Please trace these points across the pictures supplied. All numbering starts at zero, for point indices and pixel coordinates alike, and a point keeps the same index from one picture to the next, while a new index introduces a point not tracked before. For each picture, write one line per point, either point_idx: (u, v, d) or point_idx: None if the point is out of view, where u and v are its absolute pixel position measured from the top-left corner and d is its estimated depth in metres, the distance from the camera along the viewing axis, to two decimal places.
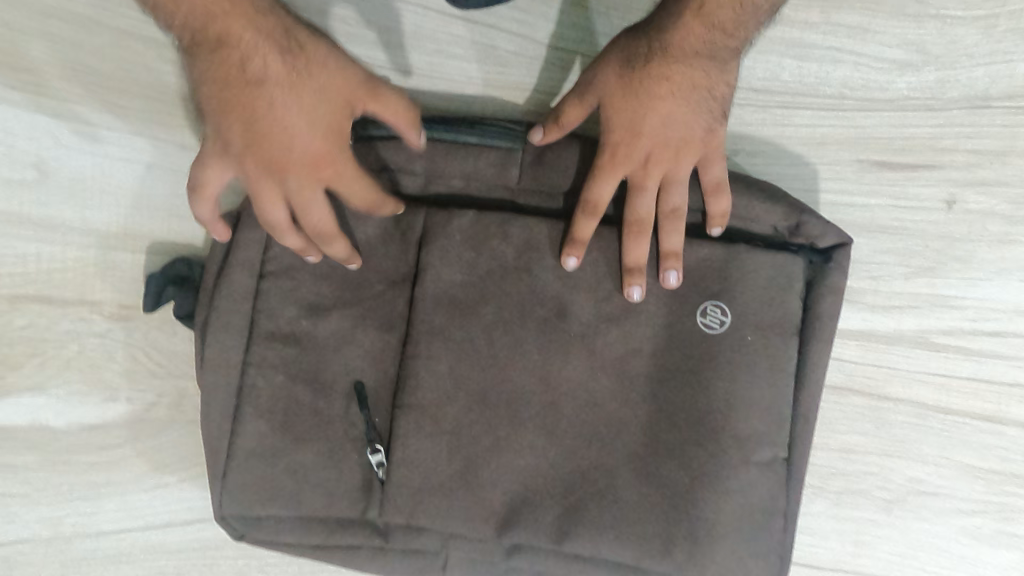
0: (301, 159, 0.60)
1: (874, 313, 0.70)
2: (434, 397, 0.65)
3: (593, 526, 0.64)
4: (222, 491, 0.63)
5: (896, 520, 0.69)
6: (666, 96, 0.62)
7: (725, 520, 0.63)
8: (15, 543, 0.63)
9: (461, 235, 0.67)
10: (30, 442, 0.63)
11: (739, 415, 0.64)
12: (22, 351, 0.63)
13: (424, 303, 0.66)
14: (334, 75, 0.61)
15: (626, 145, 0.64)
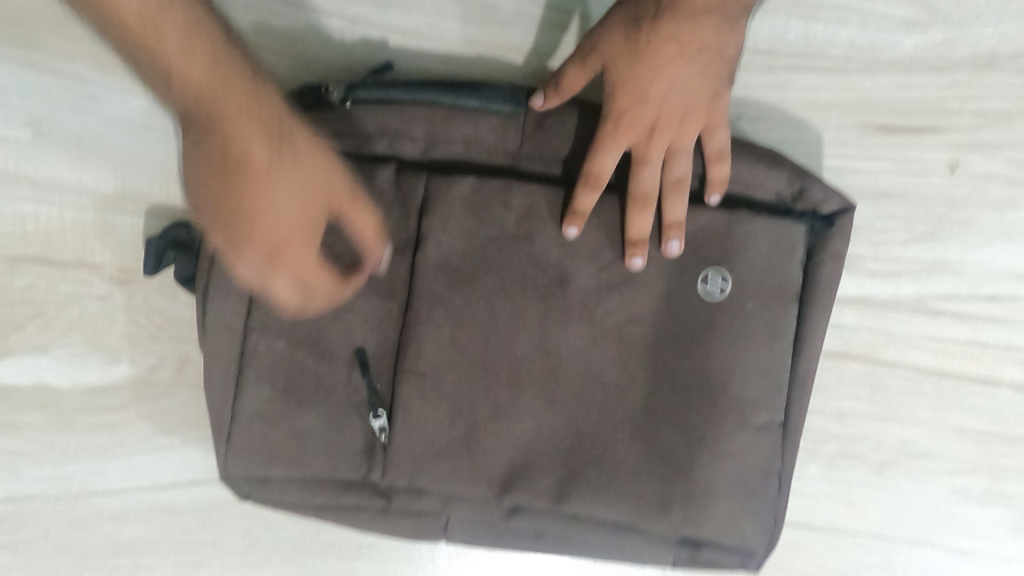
0: (267, 251, 0.57)
1: (873, 279, 0.71)
2: (435, 363, 0.66)
3: (591, 488, 0.65)
4: (228, 453, 0.64)
5: (888, 481, 0.71)
6: (671, 60, 0.62)
7: (721, 482, 0.64)
8: (23, 501, 0.64)
9: (462, 203, 0.67)
10: (34, 403, 0.64)
11: (737, 380, 0.65)
12: (23, 312, 0.63)
13: (425, 271, 0.66)
14: (316, 181, 0.57)
15: (631, 111, 0.63)
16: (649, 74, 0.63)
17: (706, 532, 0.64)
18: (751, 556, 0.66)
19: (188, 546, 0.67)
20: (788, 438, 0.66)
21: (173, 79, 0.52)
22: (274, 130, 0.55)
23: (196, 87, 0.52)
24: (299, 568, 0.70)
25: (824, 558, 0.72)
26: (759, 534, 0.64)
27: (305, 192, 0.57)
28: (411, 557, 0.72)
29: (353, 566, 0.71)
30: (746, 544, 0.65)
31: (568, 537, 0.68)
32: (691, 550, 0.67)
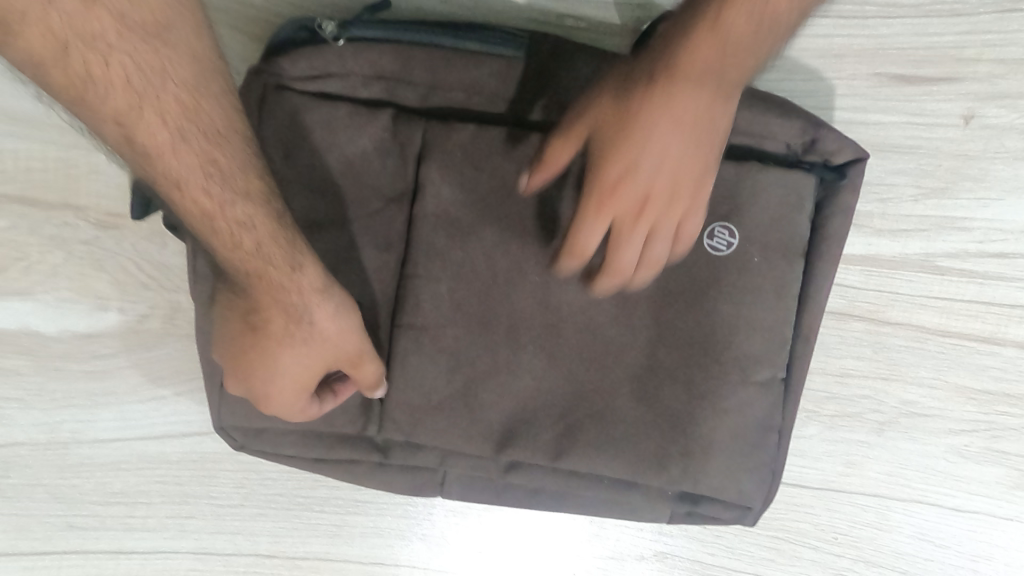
0: (283, 384, 0.55)
1: (880, 236, 0.69)
2: (434, 318, 0.62)
3: (589, 444, 0.61)
4: (221, 403, 0.61)
5: (887, 441, 0.71)
6: (666, 129, 0.50)
7: (721, 437, 0.61)
8: (11, 447, 0.63)
9: (463, 153, 0.62)
10: (21, 347, 0.62)
11: (741, 333, 0.62)
12: (7, 254, 0.61)
13: (424, 223, 0.62)
14: (319, 351, 0.54)
15: (617, 187, 0.52)
16: (638, 146, 0.50)
17: (704, 487, 0.62)
18: (747, 510, 0.64)
19: (181, 497, 0.67)
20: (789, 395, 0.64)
21: (189, 206, 0.45)
22: (303, 286, 0.51)
23: (242, 244, 0.47)
24: (294, 522, 0.69)
25: (821, 518, 0.72)
26: (758, 487, 0.62)
27: (305, 346, 0.54)
28: (407, 513, 0.71)
29: (348, 521, 0.70)
30: (743, 499, 0.63)
31: (565, 493, 0.66)
32: (688, 505, 0.65)
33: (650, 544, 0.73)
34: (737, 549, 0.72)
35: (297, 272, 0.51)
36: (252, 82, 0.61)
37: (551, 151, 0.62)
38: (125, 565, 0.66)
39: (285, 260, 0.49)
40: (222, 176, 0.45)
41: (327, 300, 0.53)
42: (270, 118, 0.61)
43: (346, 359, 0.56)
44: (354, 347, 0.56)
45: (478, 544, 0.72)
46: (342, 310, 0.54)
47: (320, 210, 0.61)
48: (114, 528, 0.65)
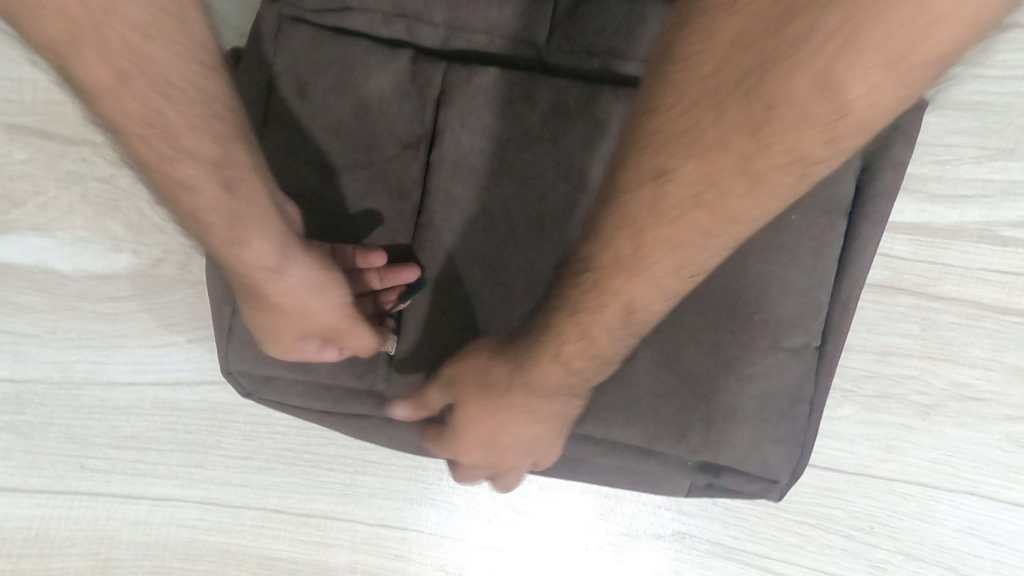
0: (275, 346, 0.52)
1: (934, 203, 0.64)
2: (448, 271, 0.57)
3: (606, 408, 0.57)
4: (227, 345, 0.58)
5: (933, 426, 0.66)
6: (517, 424, 0.50)
7: (745, 406, 0.57)
8: (26, 384, 0.63)
9: (482, 96, 0.58)
10: (38, 284, 0.62)
11: (772, 295, 0.57)
12: (24, 189, 0.60)
13: (441, 170, 0.58)
14: (294, 323, 0.49)
15: (470, 453, 0.53)
16: (490, 431, 0.51)
17: (726, 457, 0.57)
18: (773, 485, 0.59)
19: (191, 446, 0.66)
20: (823, 365, 0.58)
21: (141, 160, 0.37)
22: (262, 260, 0.43)
23: (194, 210, 0.39)
24: (301, 479, 0.68)
25: (855, 505, 0.67)
26: (787, 461, 0.58)
27: (279, 317, 0.48)
28: (417, 477, 0.69)
29: (357, 481, 0.68)
30: (768, 471, 0.58)
31: (577, 461, 0.61)
32: (708, 478, 0.60)
33: (668, 523, 0.69)
34: (762, 533, 0.68)
35: (239, 247, 0.42)
36: (270, 14, 0.59)
37: (576, 99, 0.58)
38: (134, 511, 0.65)
39: (225, 233, 0.40)
40: (163, 131, 0.36)
41: (293, 275, 0.45)
42: (285, 50, 0.58)
43: (325, 332, 0.51)
44: (334, 323, 0.50)
45: (488, 512, 0.69)
46: (313, 285, 0.47)
47: (332, 149, 0.58)
48: (124, 472, 0.65)
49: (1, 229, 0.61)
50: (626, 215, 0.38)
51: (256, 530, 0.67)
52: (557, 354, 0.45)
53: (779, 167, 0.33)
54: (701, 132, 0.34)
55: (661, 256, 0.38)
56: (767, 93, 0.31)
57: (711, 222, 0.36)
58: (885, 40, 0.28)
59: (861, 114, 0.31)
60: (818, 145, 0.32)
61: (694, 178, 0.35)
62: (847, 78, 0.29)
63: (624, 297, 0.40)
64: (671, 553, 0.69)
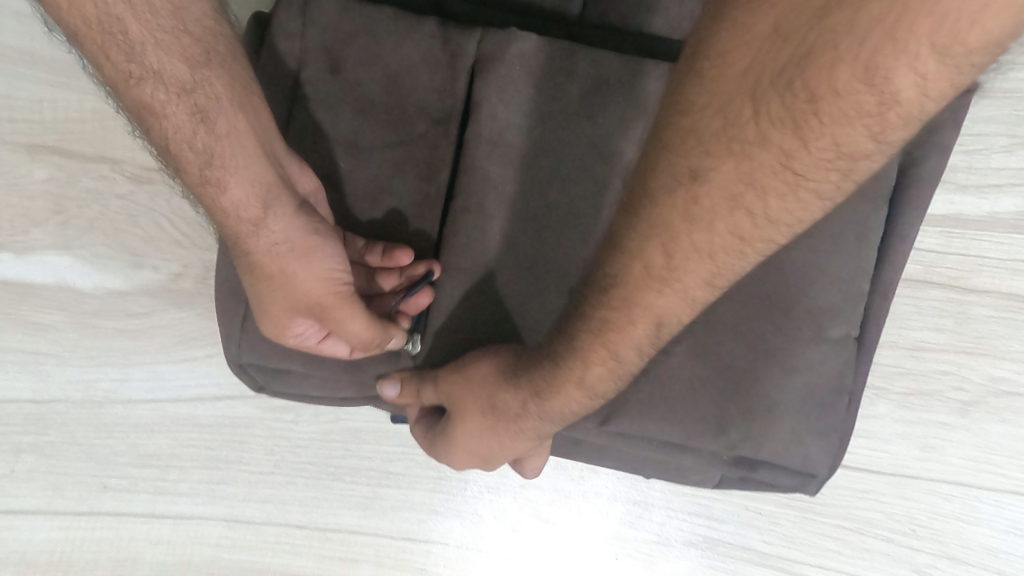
0: (268, 326, 0.47)
1: (964, 195, 0.63)
2: (482, 262, 0.51)
3: (640, 403, 0.53)
4: (240, 335, 0.51)
5: (972, 423, 0.64)
6: (516, 441, 0.48)
7: (786, 400, 0.54)
8: (47, 405, 0.62)
9: (523, 64, 0.51)
10: (57, 302, 0.61)
11: (816, 284, 0.55)
12: (44, 208, 0.60)
13: (476, 148, 0.51)
14: (277, 290, 0.45)
15: (461, 460, 0.51)
16: (488, 445, 0.49)
17: (766, 451, 0.54)
18: (810, 480, 0.56)
19: (213, 463, 0.65)
20: (863, 355, 0.56)
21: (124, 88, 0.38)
22: (243, 204, 0.42)
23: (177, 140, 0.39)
24: (323, 493, 0.66)
25: (893, 507, 0.65)
26: (828, 455, 0.54)
27: (264, 282, 0.44)
28: (440, 487, 0.68)
29: (379, 493, 0.67)
30: (808, 465, 0.54)
31: (607, 448, 0.58)
32: (744, 472, 0.56)
33: (698, 528, 0.67)
34: (797, 538, 0.66)
35: (218, 188, 0.41)
36: None
37: (618, 73, 0.51)
38: (156, 531, 0.64)
39: (200, 166, 0.40)
40: (132, 49, 0.37)
41: (271, 226, 0.43)
42: (314, 19, 0.52)
43: (310, 306, 0.45)
44: (319, 294, 0.45)
45: (514, 521, 0.68)
46: (297, 242, 0.44)
47: (362, 129, 0.52)
48: (146, 491, 0.64)
49: (21, 249, 0.60)
50: (660, 220, 0.35)
51: (279, 547, 0.65)
52: (582, 377, 0.41)
53: (824, 165, 0.29)
54: (740, 129, 0.31)
55: (697, 264, 0.35)
56: (809, 85, 0.28)
57: (748, 227, 0.33)
58: (936, 26, 0.24)
59: (914, 103, 0.26)
60: (867, 139, 0.28)
61: (732, 179, 0.32)
62: (896, 66, 0.25)
63: (655, 311, 0.37)
64: (703, 561, 0.67)
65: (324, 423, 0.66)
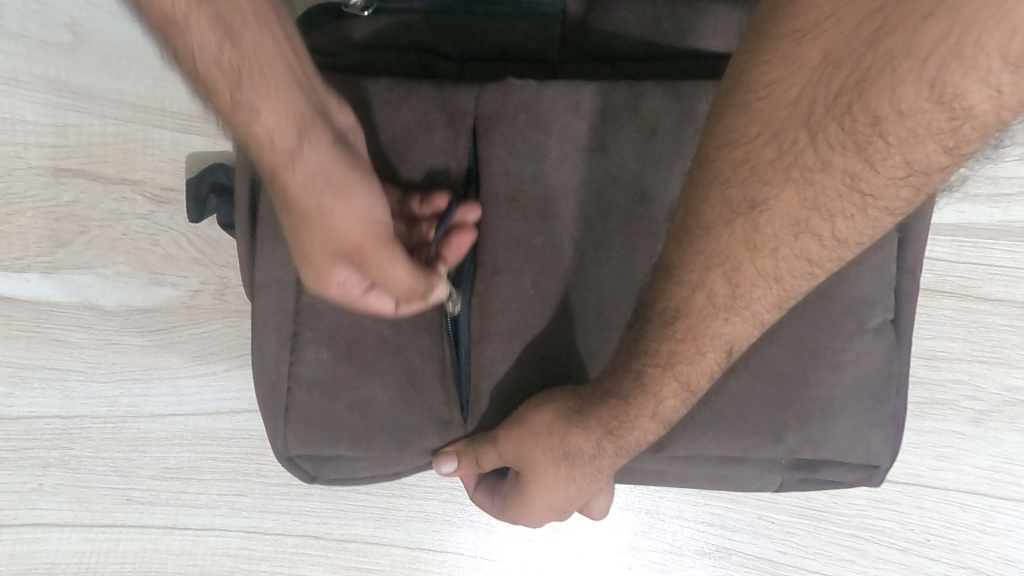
0: (309, 273, 0.47)
1: (974, 204, 0.64)
2: (515, 316, 0.52)
3: (695, 426, 0.52)
4: (287, 426, 0.52)
5: (987, 432, 0.64)
6: (595, 479, 0.49)
7: (843, 423, 0.52)
8: (72, 420, 0.64)
9: (527, 114, 0.52)
10: (82, 320, 0.63)
11: (846, 282, 0.52)
12: (70, 229, 0.62)
13: (493, 206, 0.52)
14: (317, 234, 0.45)
15: (540, 509, 0.52)
16: (568, 491, 0.50)
17: (828, 452, 0.53)
18: (873, 471, 0.54)
19: (232, 475, 0.66)
20: (903, 336, 0.54)
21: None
22: (281, 135, 0.40)
23: (206, 63, 0.36)
24: (340, 504, 0.67)
25: (909, 516, 0.65)
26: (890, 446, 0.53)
27: (305, 227, 0.44)
28: (454, 498, 0.68)
29: (394, 504, 0.68)
30: (869, 458, 0.53)
31: (664, 472, 0.56)
32: (805, 473, 0.55)
33: (711, 538, 0.67)
34: (812, 548, 0.66)
35: (255, 118, 0.38)
36: None
37: (622, 100, 0.52)
38: (178, 542, 0.65)
39: (232, 92, 0.37)
40: None
41: (308, 158, 0.42)
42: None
43: (348, 250, 0.45)
44: (356, 236, 0.45)
45: (527, 532, 0.68)
46: (333, 177, 0.43)
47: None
48: (168, 503, 0.65)
49: (47, 268, 0.62)
50: (720, 252, 0.38)
51: (297, 557, 0.66)
52: (655, 410, 0.43)
53: (896, 182, 0.31)
54: (797, 156, 0.33)
55: (764, 290, 0.38)
56: (870, 108, 0.29)
57: (817, 249, 0.35)
58: (1008, 39, 0.25)
59: (990, 115, 0.27)
60: (940, 153, 0.29)
61: (795, 206, 0.34)
62: (966, 82, 0.26)
63: (725, 339, 0.40)
64: (717, 571, 0.67)
65: None
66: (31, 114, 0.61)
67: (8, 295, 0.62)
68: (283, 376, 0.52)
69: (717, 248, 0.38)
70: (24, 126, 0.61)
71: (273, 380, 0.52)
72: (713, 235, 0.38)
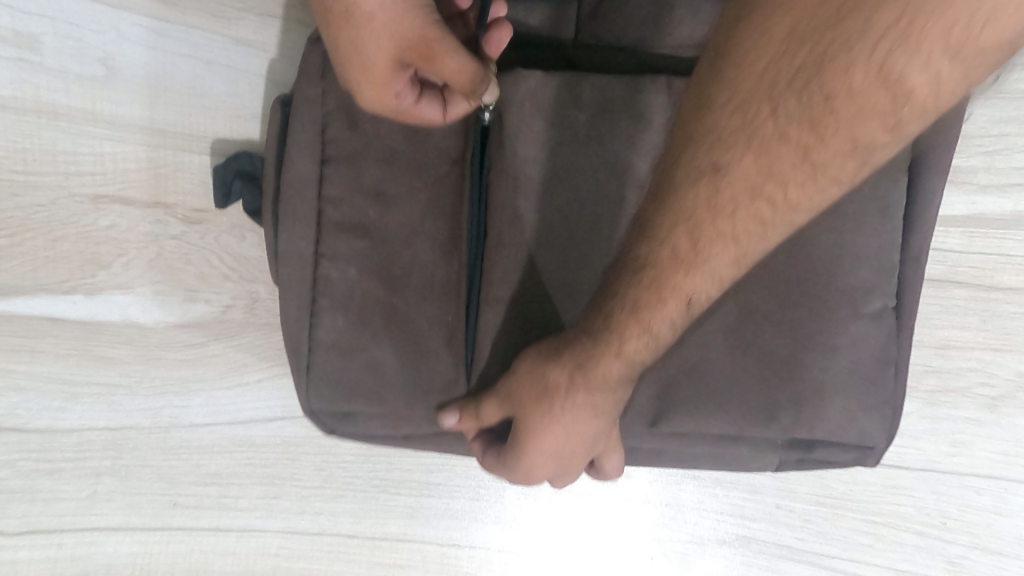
0: (370, 84, 0.50)
1: (984, 195, 0.64)
2: (512, 287, 0.54)
3: (687, 406, 0.54)
4: (308, 383, 0.55)
5: (1001, 418, 0.65)
6: (579, 424, 0.47)
7: (831, 383, 0.54)
8: (120, 432, 0.68)
9: (532, 104, 0.54)
10: (124, 338, 0.66)
11: (843, 267, 0.54)
12: (108, 251, 0.65)
13: (501, 180, 0.54)
14: (382, 33, 0.48)
15: (532, 464, 0.50)
16: (556, 439, 0.48)
17: (822, 432, 0.54)
18: (869, 451, 0.56)
19: (269, 479, 0.69)
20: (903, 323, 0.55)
21: None
22: None
23: None
24: (372, 504, 0.70)
25: (925, 501, 0.66)
26: (883, 428, 0.54)
27: (369, 28, 0.48)
28: (479, 496, 0.71)
29: (423, 503, 0.71)
30: (865, 439, 0.55)
31: (664, 453, 0.59)
32: (800, 453, 0.57)
33: (731, 528, 0.69)
34: (829, 535, 0.68)
35: None
36: (311, 49, 0.55)
37: (621, 95, 0.54)
38: (222, 543, 0.69)
39: None
40: None
41: None
42: (334, 87, 0.55)
43: (414, 47, 0.48)
44: (421, 32, 0.48)
45: (552, 528, 0.71)
46: None
47: (388, 177, 0.55)
48: (211, 507, 0.69)
49: (90, 290, 0.65)
50: (684, 209, 0.38)
51: (334, 555, 0.70)
52: (620, 350, 0.43)
53: (840, 156, 0.34)
54: (758, 127, 0.35)
55: (723, 248, 0.38)
56: (825, 86, 0.32)
57: (771, 213, 0.36)
58: (948, 30, 0.28)
59: (926, 99, 0.31)
60: (881, 132, 0.32)
61: (753, 172, 0.36)
62: (910, 68, 0.30)
63: (685, 290, 0.39)
64: (737, 558, 0.69)
65: None
66: (67, 142, 0.64)
67: (55, 316, 0.65)
68: (302, 336, 0.56)
69: (689, 201, 0.38)
70: (64, 156, 0.64)
71: (293, 337, 0.56)
72: (681, 189, 0.38)
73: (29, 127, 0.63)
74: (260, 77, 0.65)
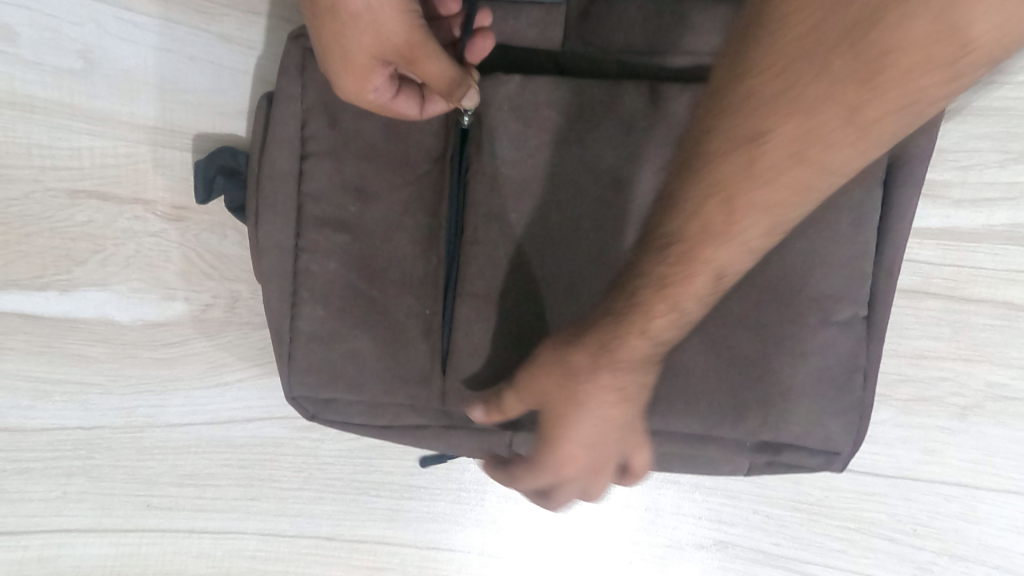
0: (349, 77, 0.49)
1: (958, 209, 0.66)
2: (489, 285, 0.54)
3: (654, 404, 0.54)
4: (291, 369, 0.56)
5: (971, 426, 0.66)
6: (608, 410, 0.42)
7: (799, 384, 0.55)
8: (93, 431, 0.66)
9: (511, 106, 0.54)
10: (99, 335, 0.65)
11: (816, 273, 0.55)
12: (85, 247, 0.64)
13: (478, 178, 0.54)
14: (365, 30, 0.47)
15: (557, 462, 0.44)
16: (582, 431, 0.43)
17: (787, 435, 0.56)
18: (834, 458, 0.57)
19: (247, 481, 0.68)
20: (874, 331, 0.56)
21: None
22: None
23: None
24: (351, 506, 0.70)
25: (897, 507, 0.68)
26: (847, 431, 0.55)
27: (350, 23, 0.47)
28: (460, 499, 0.71)
29: (403, 506, 0.70)
30: (830, 443, 0.56)
31: None
32: (768, 456, 0.58)
33: (709, 532, 0.70)
34: (805, 540, 0.69)
35: None
36: (291, 46, 0.55)
37: (601, 99, 0.53)
38: (197, 545, 0.68)
39: None
40: None
41: None
42: (313, 82, 0.55)
43: (395, 48, 0.48)
44: (403, 33, 0.47)
45: (533, 531, 0.71)
46: None
47: (369, 174, 0.55)
48: (186, 508, 0.68)
49: (65, 286, 0.64)
50: (717, 180, 0.35)
51: (312, 558, 0.69)
52: (645, 328, 0.39)
53: (891, 112, 0.31)
54: (806, 87, 0.32)
55: (759, 216, 0.35)
56: (878, 41, 0.29)
57: (813, 177, 0.34)
58: None
59: (986, 50, 0.28)
60: (933, 86, 0.30)
61: (799, 134, 0.32)
62: (972, 16, 0.27)
63: (715, 264, 0.36)
64: (714, 562, 0.70)
65: (347, 441, 0.70)
66: (44, 136, 0.63)
67: (28, 313, 0.64)
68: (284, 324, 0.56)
69: (717, 171, 0.35)
70: (41, 149, 0.63)
71: (275, 325, 0.56)
72: (711, 159, 0.35)
73: (6, 119, 0.62)
74: (244, 74, 0.64)
